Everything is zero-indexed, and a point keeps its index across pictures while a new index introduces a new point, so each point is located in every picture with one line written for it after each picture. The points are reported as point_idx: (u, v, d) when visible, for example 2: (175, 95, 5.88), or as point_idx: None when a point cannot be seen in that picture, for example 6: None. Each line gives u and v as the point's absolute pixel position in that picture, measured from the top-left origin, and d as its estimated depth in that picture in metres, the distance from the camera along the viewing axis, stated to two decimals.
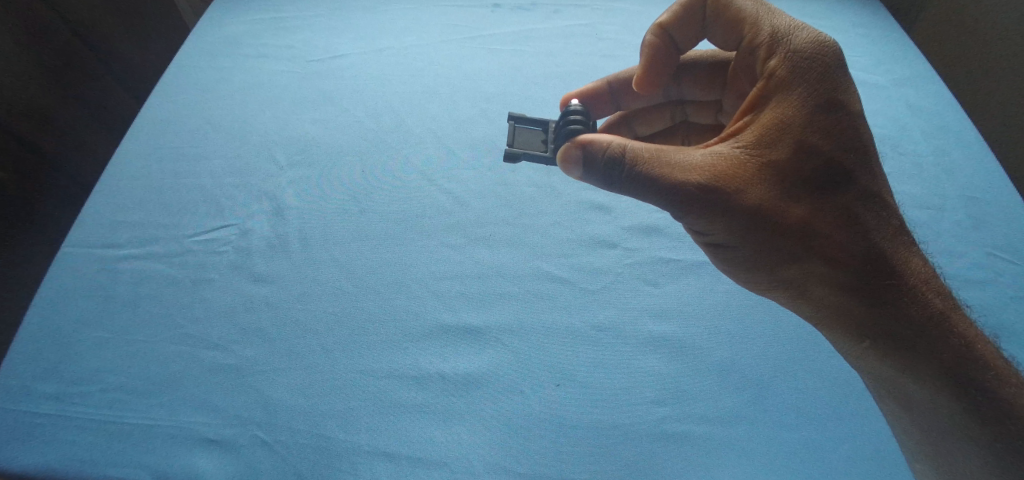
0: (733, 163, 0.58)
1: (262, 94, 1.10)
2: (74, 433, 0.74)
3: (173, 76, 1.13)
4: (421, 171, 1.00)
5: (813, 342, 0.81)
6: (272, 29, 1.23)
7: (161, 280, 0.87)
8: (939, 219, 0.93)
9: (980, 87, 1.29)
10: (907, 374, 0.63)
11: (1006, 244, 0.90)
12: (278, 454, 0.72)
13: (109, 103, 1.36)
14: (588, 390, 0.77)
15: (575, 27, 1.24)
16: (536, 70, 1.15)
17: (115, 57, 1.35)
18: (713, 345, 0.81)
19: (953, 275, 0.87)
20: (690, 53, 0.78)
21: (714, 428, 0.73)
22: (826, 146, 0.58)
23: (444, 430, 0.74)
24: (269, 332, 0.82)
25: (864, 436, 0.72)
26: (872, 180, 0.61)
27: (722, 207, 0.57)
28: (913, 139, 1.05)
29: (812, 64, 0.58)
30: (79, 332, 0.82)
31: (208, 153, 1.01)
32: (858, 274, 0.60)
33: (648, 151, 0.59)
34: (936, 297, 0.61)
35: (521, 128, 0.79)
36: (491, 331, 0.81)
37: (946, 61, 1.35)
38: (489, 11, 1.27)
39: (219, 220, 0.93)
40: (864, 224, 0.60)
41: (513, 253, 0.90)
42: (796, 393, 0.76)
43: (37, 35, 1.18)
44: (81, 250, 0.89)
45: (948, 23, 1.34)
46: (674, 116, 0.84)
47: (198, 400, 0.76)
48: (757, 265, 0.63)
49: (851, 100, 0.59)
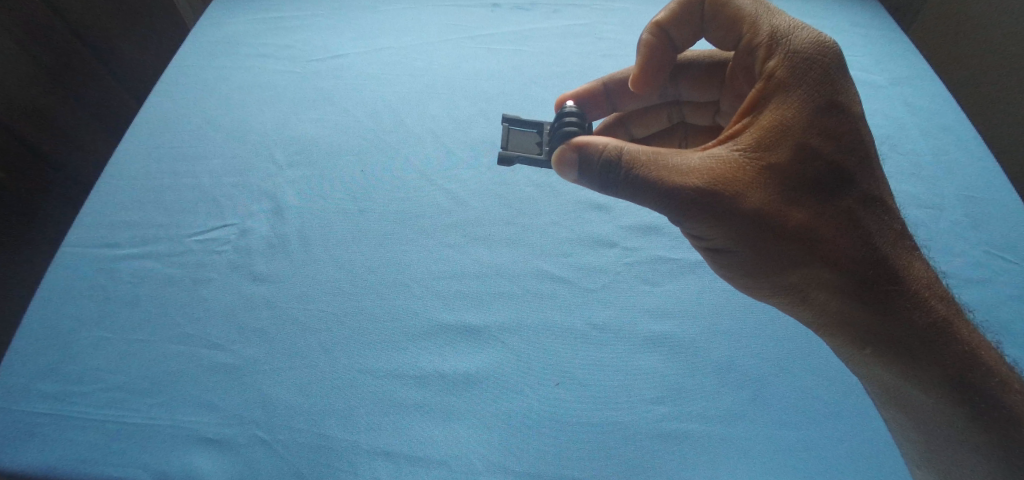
0: (732, 166, 0.57)
1: (261, 94, 1.10)
2: (73, 432, 0.73)
3: (173, 75, 1.12)
4: (420, 171, 0.99)
5: (811, 342, 0.80)
6: (272, 28, 1.22)
7: (160, 280, 0.86)
8: (941, 218, 0.93)
9: (982, 88, 1.28)
10: (911, 380, 0.62)
11: (1006, 243, 0.90)
12: (277, 453, 0.71)
13: (110, 103, 1.36)
14: (587, 389, 0.76)
15: (575, 26, 1.23)
16: (536, 70, 1.15)
17: (117, 59, 1.34)
18: (712, 344, 0.80)
19: (956, 274, 0.86)
20: (687, 52, 0.77)
21: (713, 427, 0.73)
22: (827, 148, 0.57)
23: (444, 430, 0.73)
24: (268, 331, 0.81)
25: (860, 437, 0.72)
26: (873, 183, 0.60)
27: (722, 211, 0.57)
28: (914, 138, 1.04)
29: (812, 65, 0.57)
30: (78, 331, 0.81)
31: (209, 153, 1.01)
32: (860, 279, 0.59)
33: (645, 154, 0.59)
34: (938, 302, 0.60)
35: (515, 130, 0.78)
36: (490, 329, 0.81)
37: (945, 62, 1.34)
38: (489, 11, 1.26)
39: (218, 219, 0.93)
40: (866, 228, 0.59)
41: (512, 252, 0.89)
42: (796, 392, 0.75)
43: (38, 36, 1.17)
44: (80, 250, 0.88)
45: (948, 24, 1.32)
46: (672, 117, 0.83)
47: (197, 399, 0.75)
48: (757, 270, 0.62)
49: (852, 102, 0.58)
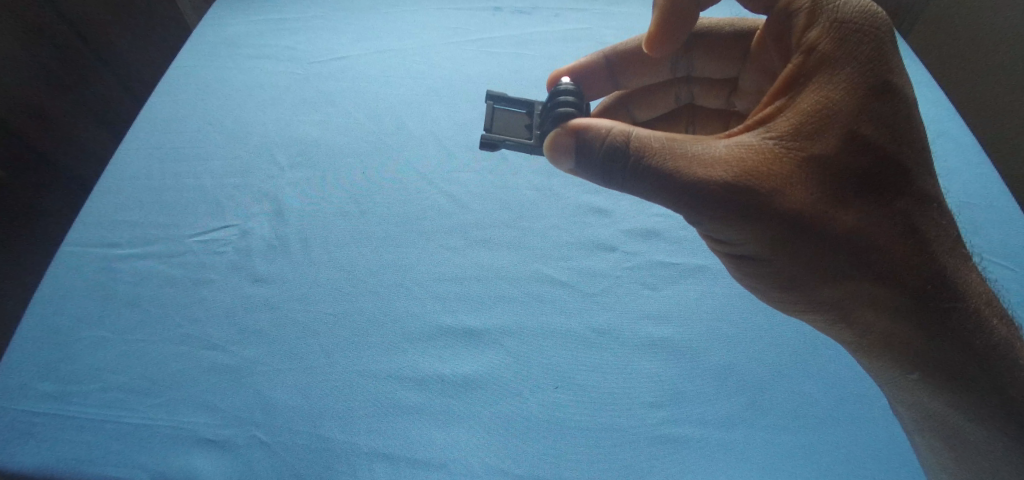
0: (764, 156, 0.49)
1: (260, 96, 0.98)
2: (71, 431, 0.66)
3: (174, 76, 1.00)
4: (421, 175, 0.89)
5: (820, 340, 0.72)
6: (274, 30, 1.08)
7: (163, 281, 0.77)
8: (996, 225, 0.82)
9: (982, 94, 1.10)
10: (960, 406, 0.54)
11: (1003, 248, 0.79)
12: (277, 455, 0.64)
13: (110, 103, 1.17)
14: (585, 393, 0.68)
15: (576, 30, 1.11)
16: (539, 74, 1.03)
17: (119, 57, 1.14)
18: (709, 348, 0.72)
19: (1016, 296, 0.75)
20: (705, 20, 0.70)
21: (710, 432, 0.66)
22: (879, 138, 0.49)
23: (444, 433, 0.66)
24: (269, 332, 0.73)
25: (882, 450, 0.65)
26: (929, 180, 0.52)
27: (751, 212, 0.48)
28: (964, 145, 0.91)
29: (864, 39, 0.49)
30: (79, 329, 0.73)
31: (210, 152, 0.90)
32: (916, 295, 0.51)
33: (659, 140, 0.51)
34: (998, 322, 0.53)
35: (500, 109, 0.70)
36: (490, 332, 0.73)
37: (953, 56, 1.14)
38: (490, 15, 1.13)
39: (220, 218, 0.83)
40: (921, 234, 0.51)
41: (513, 254, 0.80)
42: (794, 395, 0.68)
43: (35, 33, 1.00)
44: (78, 250, 0.79)
45: (965, 11, 1.11)
46: (680, 97, 0.75)
47: (196, 399, 0.68)
48: (791, 280, 0.54)
49: (905, 85, 0.50)
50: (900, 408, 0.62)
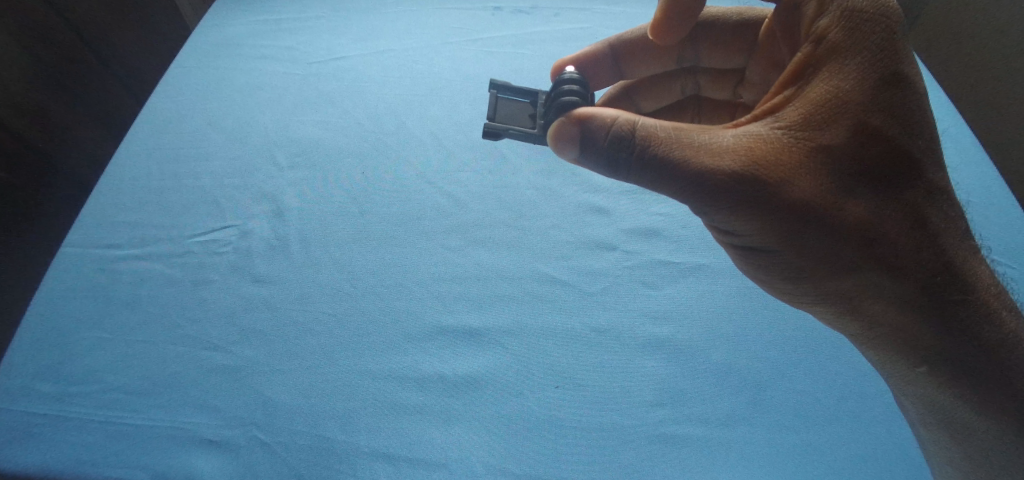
0: (772, 146, 0.48)
1: (259, 96, 0.97)
2: (71, 433, 0.65)
3: (174, 75, 0.99)
4: (421, 173, 0.88)
5: (824, 337, 0.71)
6: (274, 29, 1.07)
7: (162, 282, 0.76)
8: (999, 223, 0.81)
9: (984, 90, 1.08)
10: (968, 400, 0.54)
11: (1007, 246, 0.78)
12: (278, 457, 0.63)
13: (110, 102, 1.15)
14: (587, 393, 0.68)
15: (577, 30, 1.10)
16: (539, 73, 1.02)
17: (118, 58, 1.12)
18: (711, 347, 0.71)
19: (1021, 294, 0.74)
20: (712, 9, 0.69)
21: (711, 431, 0.65)
22: (889, 128, 0.48)
23: (443, 432, 0.65)
24: (269, 332, 0.72)
25: (887, 445, 0.64)
26: (939, 172, 0.51)
27: (759, 203, 0.48)
28: (965, 143, 0.90)
29: (875, 28, 0.48)
30: (79, 330, 0.72)
31: (209, 152, 0.89)
32: (923, 288, 0.50)
33: (666, 130, 0.50)
34: (1007, 315, 0.52)
35: (504, 99, 0.69)
36: (491, 331, 0.72)
37: (951, 57, 1.12)
38: (489, 14, 1.12)
39: (219, 218, 0.82)
40: (931, 225, 0.50)
41: (513, 254, 0.79)
42: (799, 394, 0.67)
43: (35, 33, 0.99)
44: (77, 251, 0.78)
45: (967, 13, 1.08)
46: (685, 88, 0.75)
47: (197, 400, 0.67)
48: (798, 273, 0.53)
49: (916, 75, 0.50)
50: (904, 400, 0.61)
